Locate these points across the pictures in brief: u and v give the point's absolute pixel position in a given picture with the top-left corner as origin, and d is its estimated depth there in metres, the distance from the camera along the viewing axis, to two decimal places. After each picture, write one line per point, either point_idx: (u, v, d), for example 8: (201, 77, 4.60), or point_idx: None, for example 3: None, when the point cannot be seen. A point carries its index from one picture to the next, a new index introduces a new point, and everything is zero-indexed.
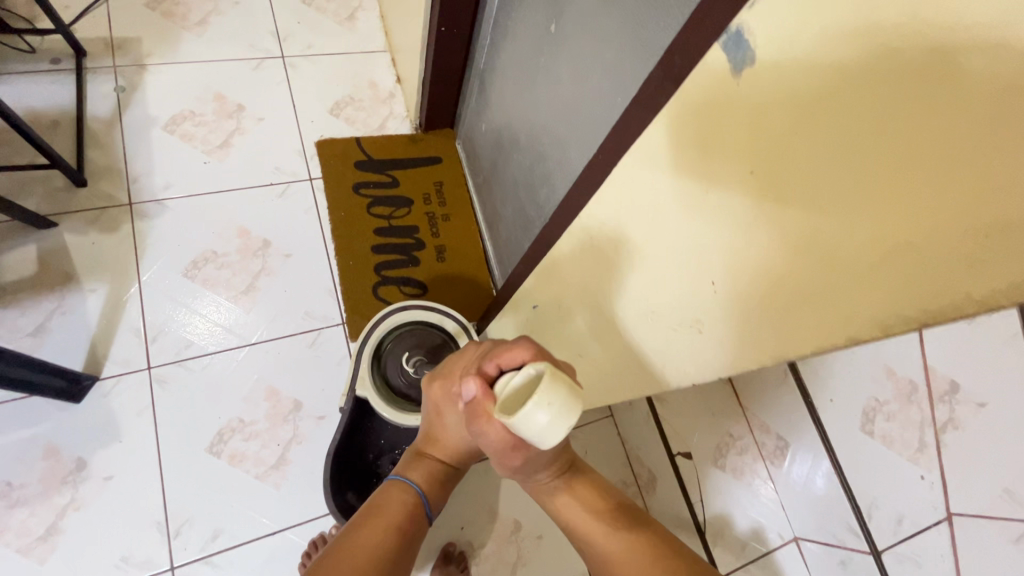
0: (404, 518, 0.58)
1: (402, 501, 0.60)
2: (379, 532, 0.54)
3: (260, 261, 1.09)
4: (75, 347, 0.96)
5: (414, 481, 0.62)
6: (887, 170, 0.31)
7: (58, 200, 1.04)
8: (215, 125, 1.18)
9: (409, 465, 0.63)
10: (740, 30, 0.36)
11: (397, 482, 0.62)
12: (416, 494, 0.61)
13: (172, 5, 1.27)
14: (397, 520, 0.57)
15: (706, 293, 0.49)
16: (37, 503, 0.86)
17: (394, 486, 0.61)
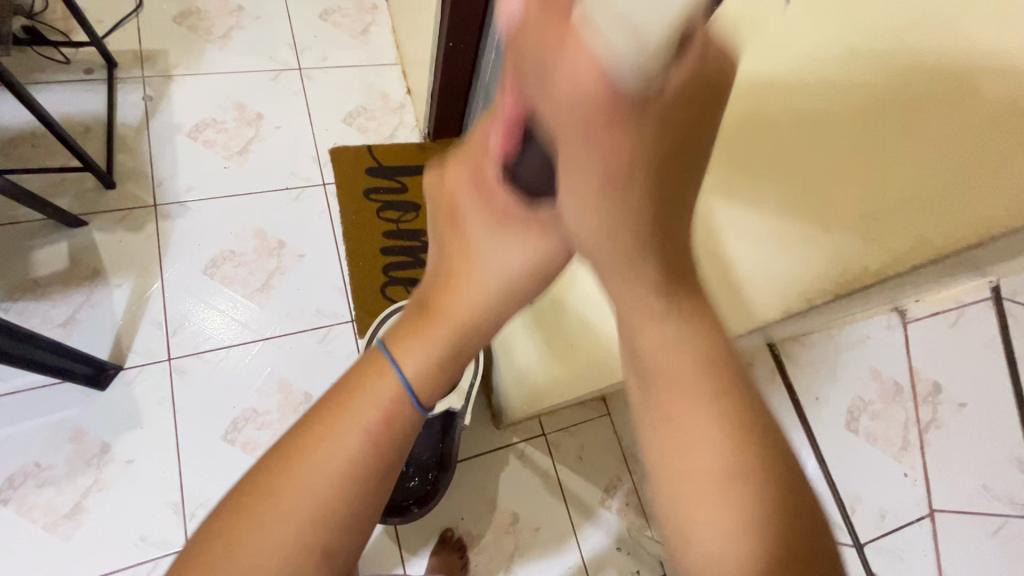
0: (380, 424, 0.36)
1: (376, 397, 0.37)
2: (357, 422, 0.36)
3: (275, 260, 1.15)
4: (101, 338, 1.02)
5: (404, 366, 0.38)
6: (856, 148, 0.34)
7: (89, 201, 1.11)
8: (235, 132, 1.25)
9: (408, 323, 0.40)
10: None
11: (381, 357, 0.39)
12: (400, 384, 0.38)
13: (197, 19, 1.35)
14: (368, 427, 0.36)
15: (685, 276, 0.54)
16: (63, 483, 0.92)
17: (376, 360, 0.39)
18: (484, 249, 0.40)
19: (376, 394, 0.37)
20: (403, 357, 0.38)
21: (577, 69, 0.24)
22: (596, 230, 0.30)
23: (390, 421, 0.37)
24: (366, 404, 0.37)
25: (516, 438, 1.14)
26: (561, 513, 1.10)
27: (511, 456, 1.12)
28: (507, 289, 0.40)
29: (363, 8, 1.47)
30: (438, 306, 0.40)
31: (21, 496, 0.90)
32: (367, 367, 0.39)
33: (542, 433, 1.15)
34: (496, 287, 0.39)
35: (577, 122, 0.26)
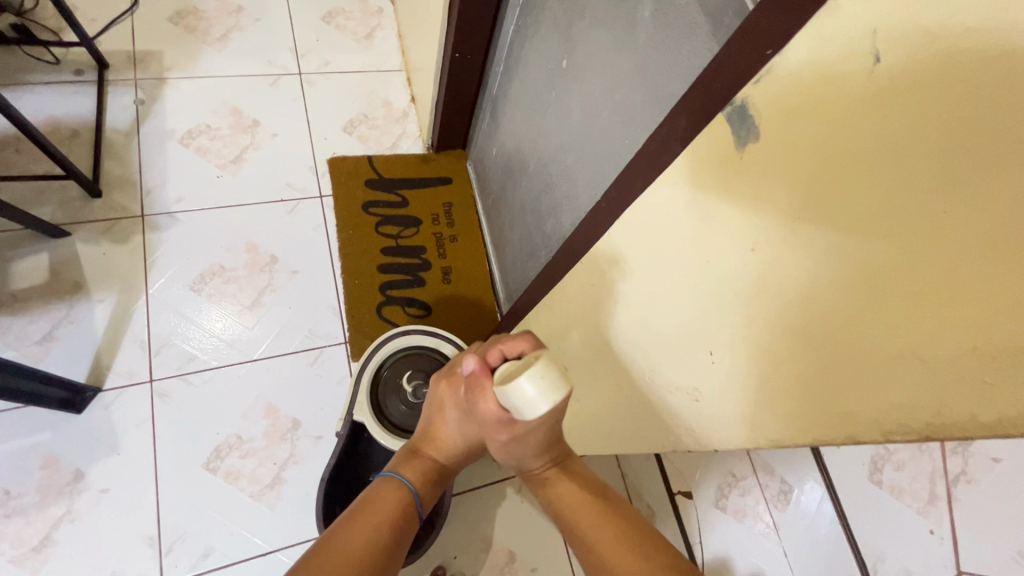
0: (398, 512, 0.58)
1: (394, 502, 0.59)
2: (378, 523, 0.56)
3: (267, 277, 1.10)
4: (80, 357, 0.96)
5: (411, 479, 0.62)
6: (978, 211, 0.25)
7: (73, 210, 1.06)
8: (230, 139, 1.19)
9: (405, 460, 0.64)
10: (745, 104, 0.37)
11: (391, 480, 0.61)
12: (407, 492, 0.61)
13: (195, 20, 1.29)
14: (390, 517, 0.57)
15: (707, 368, 0.46)
16: (34, 513, 0.87)
17: (388, 484, 0.61)
18: (450, 422, 0.64)
19: (393, 500, 0.59)
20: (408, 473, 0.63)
21: (491, 406, 0.54)
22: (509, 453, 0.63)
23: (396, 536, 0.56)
24: (385, 506, 0.58)
25: (515, 470, 1.08)
26: (560, 551, 1.04)
27: (508, 490, 1.06)
28: (465, 449, 0.66)
29: (368, 11, 1.41)
30: (426, 451, 0.66)
31: None
32: (386, 484, 0.61)
33: None
34: (457, 447, 0.65)
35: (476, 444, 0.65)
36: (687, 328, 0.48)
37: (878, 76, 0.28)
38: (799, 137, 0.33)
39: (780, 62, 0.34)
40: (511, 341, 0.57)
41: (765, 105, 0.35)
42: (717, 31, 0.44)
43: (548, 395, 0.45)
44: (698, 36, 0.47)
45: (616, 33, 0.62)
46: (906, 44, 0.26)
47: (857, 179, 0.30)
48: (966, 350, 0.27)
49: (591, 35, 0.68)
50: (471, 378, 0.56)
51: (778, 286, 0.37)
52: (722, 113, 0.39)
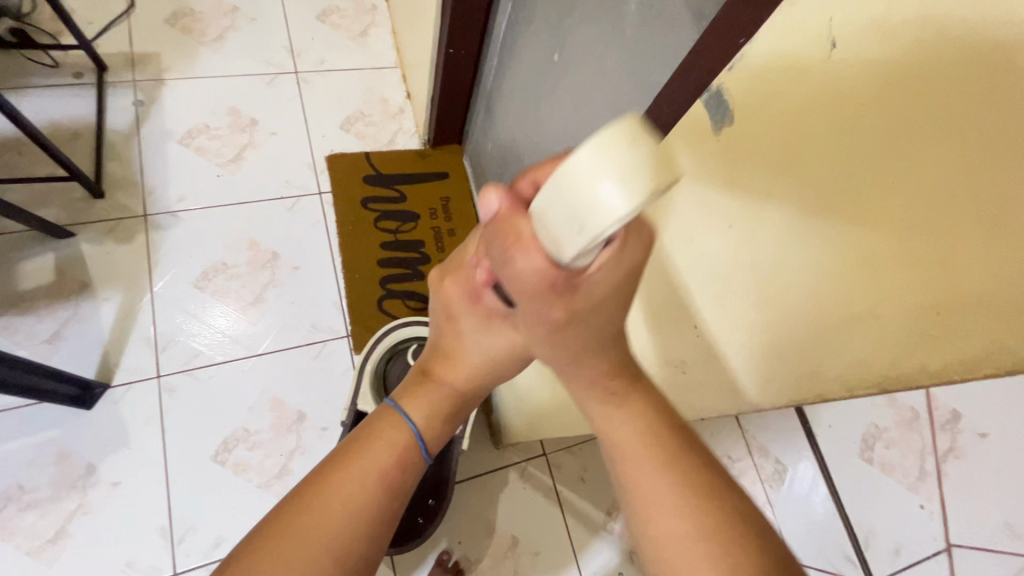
0: (394, 468, 0.43)
1: (390, 446, 0.44)
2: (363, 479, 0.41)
3: (268, 273, 1.12)
4: (88, 354, 0.98)
5: (413, 418, 0.46)
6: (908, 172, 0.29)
7: (76, 211, 1.07)
8: (228, 139, 1.21)
9: (412, 387, 0.48)
10: (721, 90, 0.39)
11: (393, 413, 0.47)
12: (410, 432, 0.46)
13: (191, 21, 1.31)
14: (381, 467, 0.43)
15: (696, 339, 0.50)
16: (48, 507, 0.89)
17: (388, 417, 0.46)
18: (472, 331, 0.45)
19: (387, 446, 0.44)
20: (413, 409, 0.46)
21: (533, 261, 0.32)
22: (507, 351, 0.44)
23: (402, 465, 0.44)
24: (378, 452, 0.44)
25: (516, 457, 1.10)
26: (562, 535, 1.06)
27: (511, 477, 1.09)
28: (492, 369, 0.47)
29: (362, 8, 1.43)
30: (439, 374, 0.48)
31: (4, 520, 0.87)
32: (378, 421, 0.46)
33: (543, 452, 1.12)
34: (480, 366, 0.46)
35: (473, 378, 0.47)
36: (670, 301, 0.52)
37: (839, 71, 0.31)
38: (768, 121, 0.36)
39: (750, 51, 0.36)
40: (550, 162, 0.35)
41: (738, 91, 0.38)
42: (699, 25, 0.47)
43: (628, 178, 0.25)
44: (679, 26, 0.50)
45: (603, 28, 0.64)
46: (856, 36, 0.29)
47: (808, 157, 0.34)
48: (923, 316, 0.31)
49: (580, 30, 0.70)
50: (494, 224, 0.34)
51: (761, 245, 0.40)
52: (701, 100, 0.42)
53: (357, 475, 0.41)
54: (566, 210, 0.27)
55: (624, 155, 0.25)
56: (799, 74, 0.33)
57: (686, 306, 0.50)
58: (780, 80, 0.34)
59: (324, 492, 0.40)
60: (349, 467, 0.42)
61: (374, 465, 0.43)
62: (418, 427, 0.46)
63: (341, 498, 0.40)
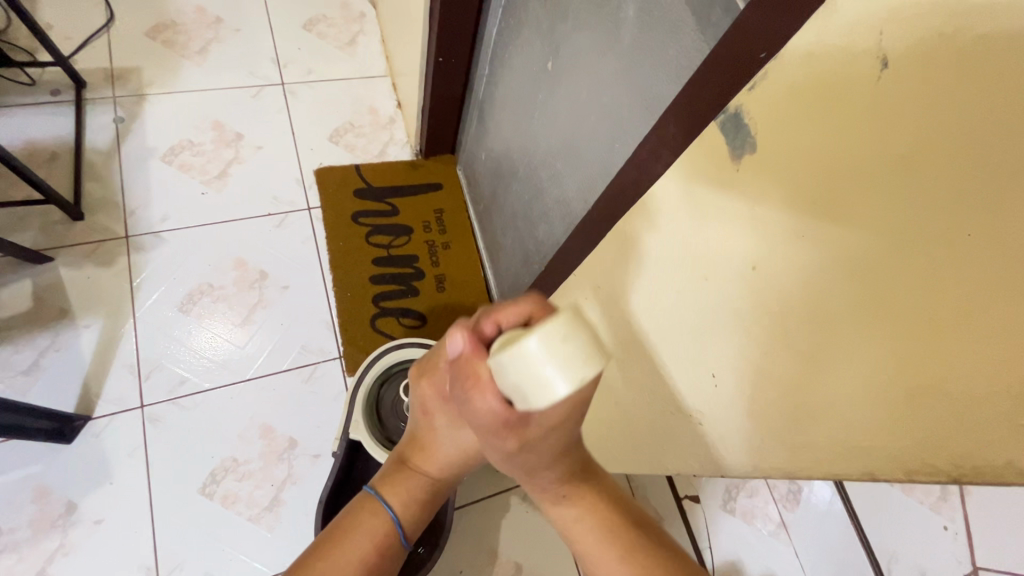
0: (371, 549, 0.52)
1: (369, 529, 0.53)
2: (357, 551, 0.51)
3: (257, 293, 1.08)
4: (68, 385, 0.94)
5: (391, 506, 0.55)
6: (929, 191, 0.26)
7: (54, 234, 1.03)
8: (213, 154, 1.17)
9: (391, 477, 0.56)
10: (738, 111, 0.37)
11: (372, 500, 0.55)
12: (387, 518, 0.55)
13: (173, 33, 1.27)
14: (364, 550, 0.51)
15: (711, 390, 0.46)
16: (26, 548, 0.85)
17: (370, 505, 0.55)
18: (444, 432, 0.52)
19: (365, 534, 0.53)
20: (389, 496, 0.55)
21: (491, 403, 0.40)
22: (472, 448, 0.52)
23: (380, 548, 0.53)
24: (357, 539, 0.52)
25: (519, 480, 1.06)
26: (568, 561, 1.02)
27: (513, 501, 1.04)
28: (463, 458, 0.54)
29: (350, 16, 1.39)
30: (414, 463, 0.56)
31: None
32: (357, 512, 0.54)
33: None
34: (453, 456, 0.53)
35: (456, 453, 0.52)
36: (671, 338, 0.49)
37: (896, 85, 0.27)
38: (789, 137, 0.33)
39: (775, 66, 0.33)
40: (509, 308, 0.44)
41: (759, 112, 0.35)
42: (705, 31, 0.42)
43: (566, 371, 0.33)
44: (684, 33, 0.46)
45: (600, 34, 0.60)
46: (912, 41, 0.26)
47: (858, 191, 0.30)
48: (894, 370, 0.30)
49: (574, 36, 0.66)
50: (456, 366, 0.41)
51: (770, 290, 0.37)
52: (714, 122, 0.40)
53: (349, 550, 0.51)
54: (519, 377, 0.35)
55: (566, 347, 0.34)
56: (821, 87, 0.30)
57: (687, 347, 0.47)
58: (821, 97, 0.31)
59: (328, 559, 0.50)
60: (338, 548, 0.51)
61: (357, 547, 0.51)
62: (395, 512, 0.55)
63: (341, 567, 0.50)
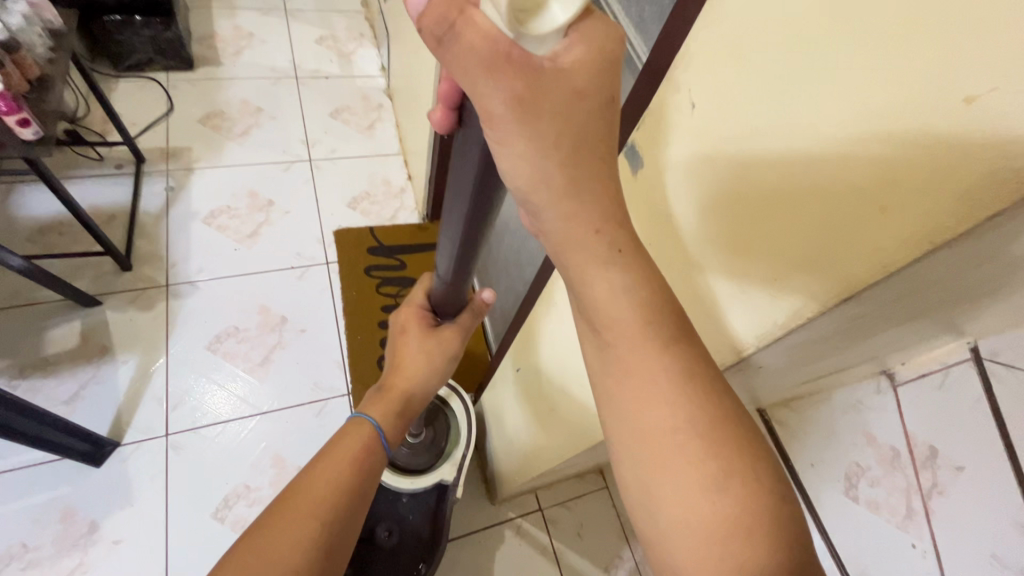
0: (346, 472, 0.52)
1: (349, 446, 0.55)
2: (338, 468, 0.52)
3: (276, 335, 1.20)
4: (102, 414, 1.04)
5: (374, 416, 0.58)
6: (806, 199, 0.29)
7: (105, 282, 1.18)
8: (247, 218, 1.35)
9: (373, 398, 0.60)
10: (634, 146, 0.43)
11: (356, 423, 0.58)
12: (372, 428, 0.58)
13: (221, 120, 1.50)
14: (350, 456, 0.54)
15: None
16: (48, 565, 0.91)
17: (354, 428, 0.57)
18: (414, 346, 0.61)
19: (353, 444, 0.55)
20: (372, 409, 0.59)
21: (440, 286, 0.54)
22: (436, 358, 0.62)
23: (363, 455, 0.55)
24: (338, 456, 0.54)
25: (513, 513, 1.12)
26: None
27: (506, 533, 1.10)
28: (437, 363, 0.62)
29: (370, 107, 1.63)
30: (393, 384, 0.61)
31: None
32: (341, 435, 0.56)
33: (539, 508, 1.14)
34: (427, 361, 0.62)
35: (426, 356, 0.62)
36: None
37: (756, 115, 0.30)
38: (676, 164, 0.38)
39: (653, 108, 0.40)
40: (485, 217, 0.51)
41: (648, 146, 0.41)
42: None
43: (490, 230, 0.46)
44: None
45: None
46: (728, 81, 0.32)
47: (752, 203, 0.32)
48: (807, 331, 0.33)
49: None
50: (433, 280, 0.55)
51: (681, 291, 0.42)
52: (621, 157, 0.46)
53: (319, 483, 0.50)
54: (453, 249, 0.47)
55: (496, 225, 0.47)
56: (687, 122, 0.36)
57: None
58: (691, 131, 0.36)
59: (302, 495, 0.49)
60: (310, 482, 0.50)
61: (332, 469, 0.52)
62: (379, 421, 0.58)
63: (314, 493, 0.49)
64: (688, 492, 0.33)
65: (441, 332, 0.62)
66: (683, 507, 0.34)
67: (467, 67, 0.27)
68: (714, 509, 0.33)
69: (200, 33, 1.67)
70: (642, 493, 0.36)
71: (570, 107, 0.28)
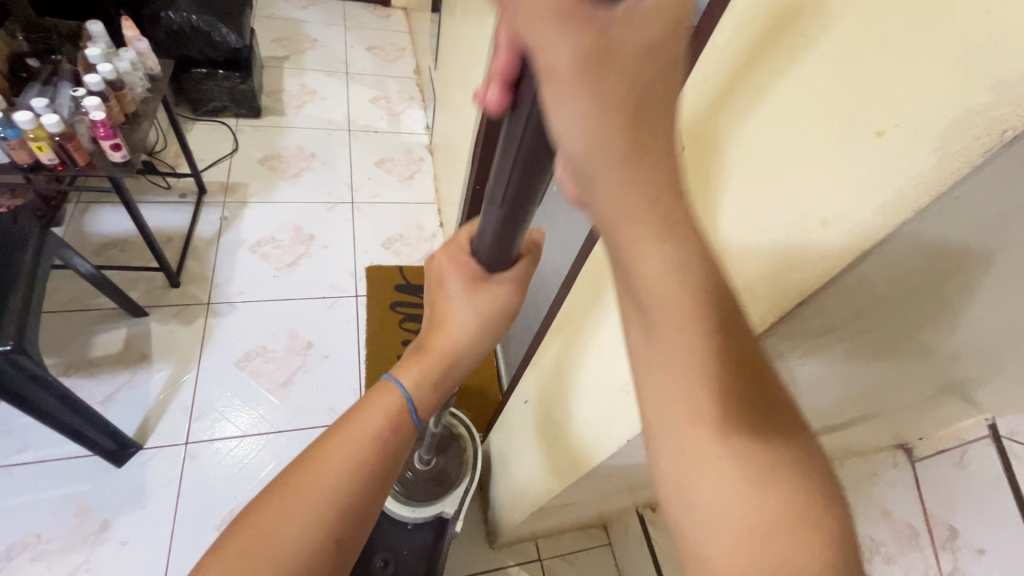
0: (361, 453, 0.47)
1: (370, 419, 0.49)
2: (352, 449, 0.47)
3: (301, 358, 1.26)
4: (131, 416, 1.10)
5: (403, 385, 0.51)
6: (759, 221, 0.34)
7: (154, 295, 1.28)
8: (289, 249, 1.45)
9: (405, 361, 0.52)
10: None
11: (383, 387, 0.51)
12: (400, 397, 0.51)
13: (278, 162, 1.66)
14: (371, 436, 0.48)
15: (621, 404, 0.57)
16: (57, 558, 0.94)
17: (381, 390, 0.51)
18: (449, 301, 0.48)
19: (379, 411, 0.50)
20: (403, 377, 0.51)
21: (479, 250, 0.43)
22: (479, 317, 0.49)
23: (388, 431, 0.49)
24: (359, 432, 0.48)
25: (510, 561, 1.10)
26: None
27: None
28: (481, 330, 0.50)
29: (412, 159, 1.78)
30: (430, 346, 0.51)
31: (13, 568, 0.92)
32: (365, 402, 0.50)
33: (537, 558, 1.11)
34: (469, 326, 0.49)
35: (466, 317, 0.49)
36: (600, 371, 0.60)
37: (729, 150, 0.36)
38: None
39: None
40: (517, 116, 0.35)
41: None
42: None
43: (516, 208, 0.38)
44: None
45: None
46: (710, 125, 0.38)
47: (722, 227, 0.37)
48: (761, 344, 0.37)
49: None
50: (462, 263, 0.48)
51: None
52: None
53: (330, 466, 0.45)
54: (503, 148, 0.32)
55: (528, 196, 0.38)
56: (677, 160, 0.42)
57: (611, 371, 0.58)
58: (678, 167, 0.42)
59: (312, 472, 0.44)
60: (321, 461, 0.45)
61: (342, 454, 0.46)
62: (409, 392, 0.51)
63: (326, 474, 0.44)
64: (732, 490, 0.29)
65: (491, 282, 0.47)
66: (723, 508, 0.29)
67: (530, 18, 0.22)
68: (754, 506, 0.28)
69: (270, 88, 1.88)
70: (680, 493, 0.31)
71: (641, 77, 0.23)
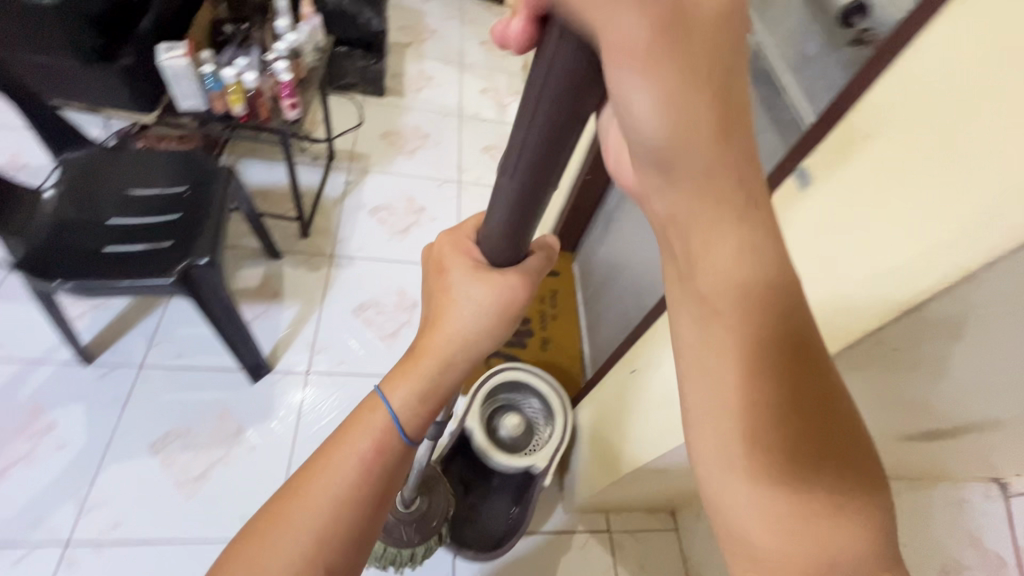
0: (341, 488, 0.46)
1: (363, 433, 0.48)
2: (331, 475, 0.46)
3: (407, 315, 1.38)
4: (264, 343, 1.25)
5: (392, 400, 0.48)
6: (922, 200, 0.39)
7: (288, 242, 1.44)
8: (402, 217, 1.59)
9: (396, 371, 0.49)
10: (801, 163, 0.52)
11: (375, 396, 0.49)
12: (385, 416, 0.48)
13: (396, 138, 1.80)
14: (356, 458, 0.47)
15: None
16: (201, 450, 1.10)
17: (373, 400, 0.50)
18: (452, 290, 0.46)
19: (366, 431, 0.48)
20: (392, 392, 0.49)
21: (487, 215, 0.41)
22: (485, 311, 0.46)
23: (376, 449, 0.48)
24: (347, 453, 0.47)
25: (581, 527, 1.16)
26: None
27: (573, 543, 1.14)
28: (472, 329, 0.46)
29: None
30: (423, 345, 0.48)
31: (168, 452, 1.09)
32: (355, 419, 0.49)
33: (607, 529, 1.17)
34: (459, 327, 0.47)
35: (464, 316, 0.47)
36: None
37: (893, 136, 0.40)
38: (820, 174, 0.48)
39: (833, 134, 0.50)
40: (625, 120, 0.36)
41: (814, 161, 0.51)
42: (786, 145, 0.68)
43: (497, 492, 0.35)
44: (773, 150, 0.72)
45: None
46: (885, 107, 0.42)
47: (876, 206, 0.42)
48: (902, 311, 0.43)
49: None
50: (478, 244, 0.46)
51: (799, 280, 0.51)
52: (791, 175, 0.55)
53: (307, 498, 0.45)
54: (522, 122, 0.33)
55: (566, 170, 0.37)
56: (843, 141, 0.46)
57: None
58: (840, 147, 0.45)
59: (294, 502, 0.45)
60: (301, 489, 0.45)
61: (325, 479, 0.46)
62: (397, 406, 0.48)
63: (318, 495, 0.45)
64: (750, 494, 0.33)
65: (491, 271, 0.45)
66: (740, 506, 0.34)
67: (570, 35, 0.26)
68: (769, 506, 0.33)
69: (393, 71, 2.04)
70: (708, 490, 0.35)
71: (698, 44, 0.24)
